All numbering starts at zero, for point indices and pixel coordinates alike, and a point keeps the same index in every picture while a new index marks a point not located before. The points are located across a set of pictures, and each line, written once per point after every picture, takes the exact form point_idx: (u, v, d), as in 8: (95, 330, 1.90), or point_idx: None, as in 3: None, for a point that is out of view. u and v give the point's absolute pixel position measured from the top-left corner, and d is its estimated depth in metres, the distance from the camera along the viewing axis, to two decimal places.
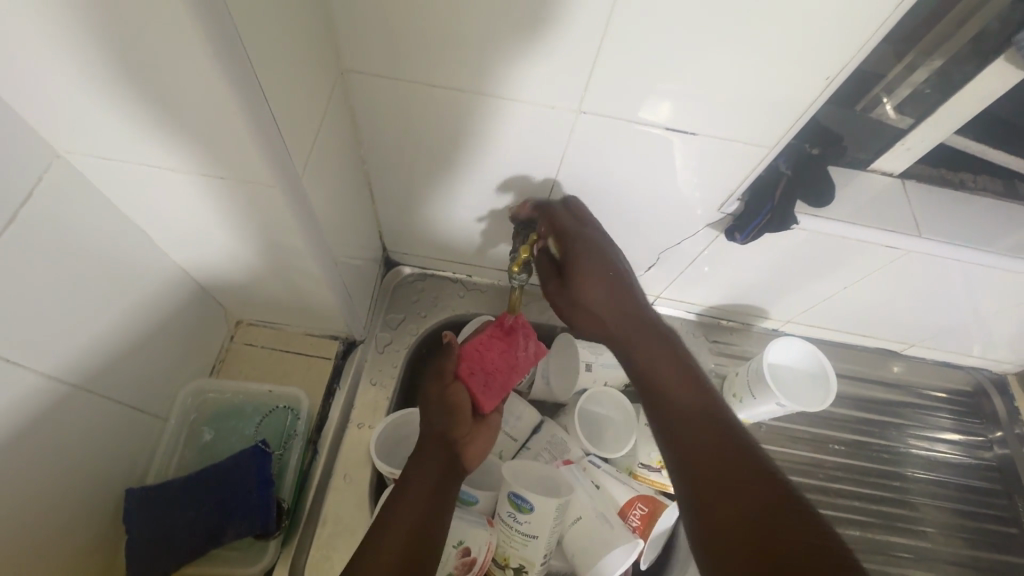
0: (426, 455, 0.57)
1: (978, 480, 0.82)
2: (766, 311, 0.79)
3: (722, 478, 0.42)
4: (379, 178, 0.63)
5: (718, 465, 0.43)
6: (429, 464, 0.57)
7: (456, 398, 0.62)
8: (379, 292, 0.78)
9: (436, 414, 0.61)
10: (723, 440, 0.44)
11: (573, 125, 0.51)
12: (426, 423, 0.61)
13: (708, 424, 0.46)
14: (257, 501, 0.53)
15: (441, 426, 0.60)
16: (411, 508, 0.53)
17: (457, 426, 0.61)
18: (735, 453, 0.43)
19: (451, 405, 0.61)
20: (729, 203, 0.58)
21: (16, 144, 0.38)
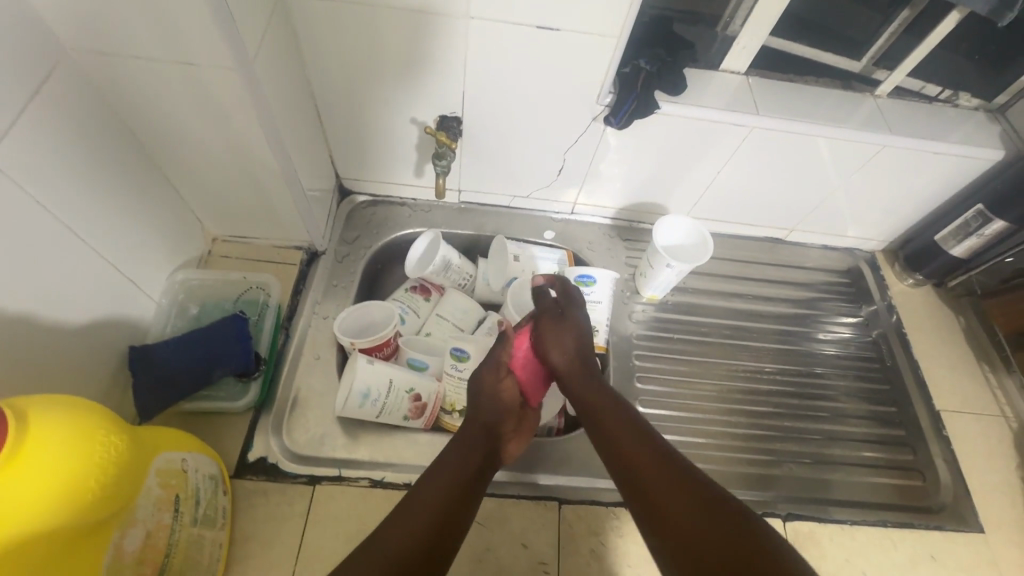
0: (465, 439, 0.63)
1: (875, 345, 0.94)
2: (665, 208, 0.95)
3: (666, 493, 0.53)
4: (326, 103, 0.77)
5: (655, 478, 0.55)
6: (467, 449, 0.62)
7: (505, 392, 0.69)
8: (336, 215, 0.91)
9: (485, 402, 0.67)
10: (654, 465, 0.56)
11: (468, 31, 0.66)
12: (476, 413, 0.66)
13: (632, 452, 0.59)
14: (237, 350, 0.65)
15: (490, 418, 0.66)
16: (446, 480, 0.58)
17: (500, 424, 0.67)
18: (667, 471, 0.55)
19: (504, 403, 0.68)
20: (603, 95, 0.73)
21: (35, 35, 0.49)
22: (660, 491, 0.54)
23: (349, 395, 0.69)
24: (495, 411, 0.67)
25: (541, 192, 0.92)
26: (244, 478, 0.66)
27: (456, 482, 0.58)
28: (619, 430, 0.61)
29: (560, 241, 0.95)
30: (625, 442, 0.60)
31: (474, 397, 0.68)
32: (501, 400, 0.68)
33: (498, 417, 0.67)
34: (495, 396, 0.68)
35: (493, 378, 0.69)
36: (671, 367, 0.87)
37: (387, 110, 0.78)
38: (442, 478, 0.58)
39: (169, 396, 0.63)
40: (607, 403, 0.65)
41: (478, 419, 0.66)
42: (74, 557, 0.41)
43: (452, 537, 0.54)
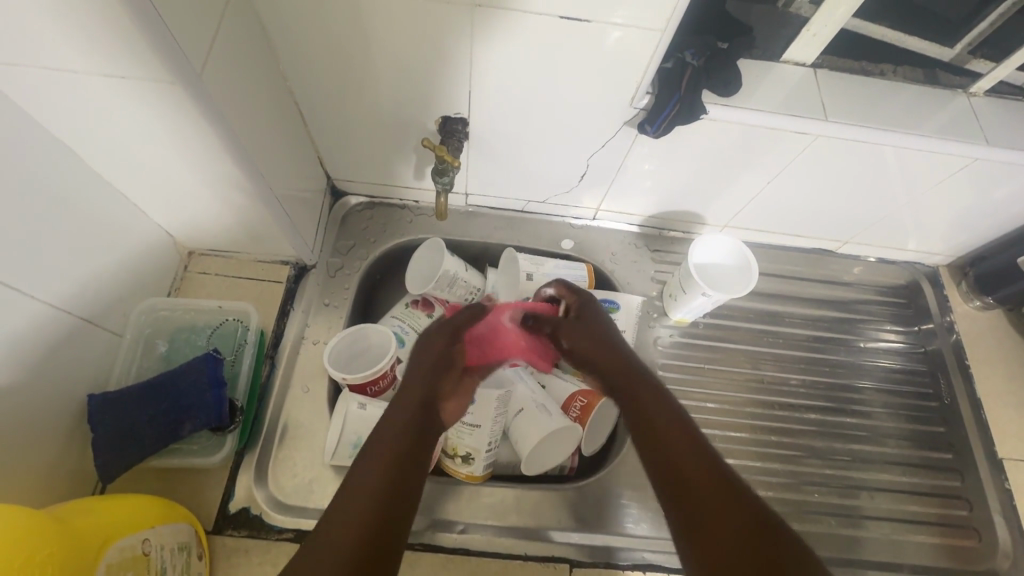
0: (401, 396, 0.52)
1: (926, 377, 0.84)
2: (701, 216, 0.83)
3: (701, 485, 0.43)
4: (306, 99, 0.66)
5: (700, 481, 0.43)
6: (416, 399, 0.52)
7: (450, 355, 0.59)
8: (328, 220, 0.81)
9: (427, 364, 0.57)
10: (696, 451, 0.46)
11: (471, 20, 0.53)
12: (419, 374, 0.55)
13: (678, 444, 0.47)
14: (210, 399, 0.58)
15: (434, 377, 0.56)
16: (395, 433, 0.48)
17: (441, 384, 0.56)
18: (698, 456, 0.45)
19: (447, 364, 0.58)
20: (639, 97, 0.61)
21: None
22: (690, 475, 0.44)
23: (339, 443, 0.62)
24: (432, 371, 0.56)
25: (559, 197, 0.81)
26: (224, 533, 0.61)
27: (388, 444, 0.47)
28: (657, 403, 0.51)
29: (579, 252, 0.84)
30: (669, 420, 0.49)
31: (414, 356, 0.58)
32: (445, 354, 0.58)
33: (436, 377, 0.56)
34: (440, 355, 0.58)
35: (441, 345, 0.59)
36: (698, 402, 0.78)
37: (376, 108, 0.66)
38: (387, 438, 0.48)
39: (134, 450, 0.56)
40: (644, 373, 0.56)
41: (428, 372, 0.56)
42: None
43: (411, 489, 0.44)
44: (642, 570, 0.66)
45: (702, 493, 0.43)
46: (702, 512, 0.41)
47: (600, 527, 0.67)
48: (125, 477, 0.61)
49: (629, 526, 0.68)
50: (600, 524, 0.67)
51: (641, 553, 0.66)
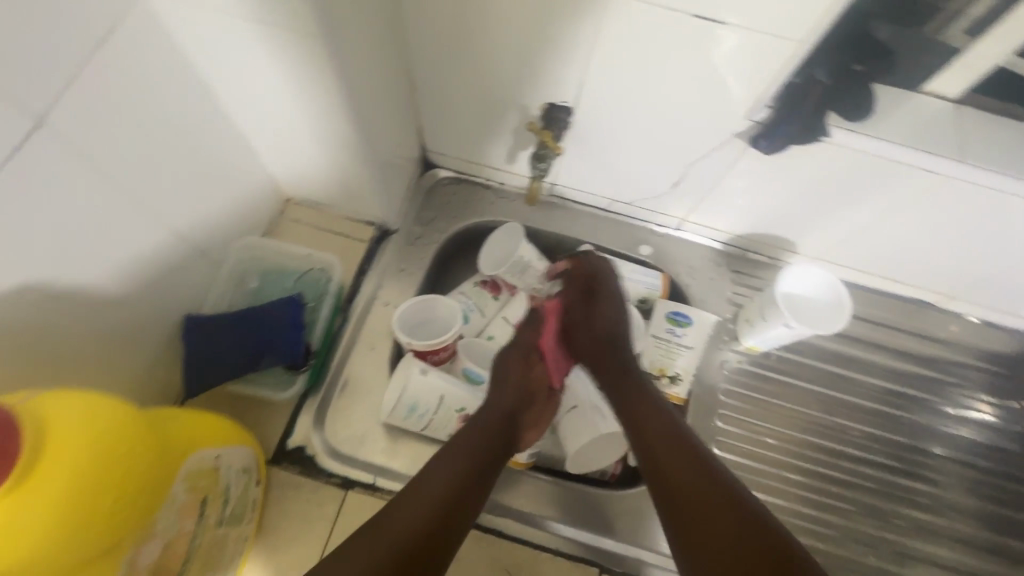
0: (486, 419, 0.60)
1: (1017, 458, 0.76)
2: (792, 243, 0.78)
3: (702, 503, 0.49)
4: (419, 69, 0.67)
5: (703, 494, 0.49)
6: (478, 438, 0.58)
7: (532, 379, 0.66)
8: (415, 189, 0.83)
9: (507, 392, 0.63)
10: (700, 482, 0.50)
11: (603, 10, 0.53)
12: (498, 398, 0.62)
13: (682, 465, 0.52)
14: (288, 340, 0.61)
15: (514, 404, 0.62)
16: (455, 458, 0.55)
17: (523, 409, 0.63)
18: (701, 471, 0.51)
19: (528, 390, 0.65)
20: (756, 111, 0.58)
21: None
22: (691, 492, 0.50)
23: (397, 403, 0.64)
24: (516, 397, 0.63)
25: (646, 201, 0.79)
26: (279, 466, 0.64)
27: (454, 475, 0.53)
28: (663, 423, 0.57)
29: (656, 260, 0.82)
30: (673, 436, 0.55)
31: (497, 382, 0.65)
32: (524, 384, 0.65)
33: (517, 404, 0.63)
34: (522, 381, 0.65)
35: (520, 367, 0.67)
36: (757, 435, 0.75)
37: (484, 86, 0.67)
38: (450, 462, 0.54)
39: (217, 372, 0.60)
40: (642, 381, 0.63)
41: (509, 395, 0.63)
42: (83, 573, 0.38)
43: (461, 519, 0.51)
44: None
45: (711, 521, 0.47)
46: (702, 521, 0.48)
47: (634, 539, 0.66)
48: (203, 397, 0.67)
49: (665, 545, 0.66)
50: (635, 537, 0.66)
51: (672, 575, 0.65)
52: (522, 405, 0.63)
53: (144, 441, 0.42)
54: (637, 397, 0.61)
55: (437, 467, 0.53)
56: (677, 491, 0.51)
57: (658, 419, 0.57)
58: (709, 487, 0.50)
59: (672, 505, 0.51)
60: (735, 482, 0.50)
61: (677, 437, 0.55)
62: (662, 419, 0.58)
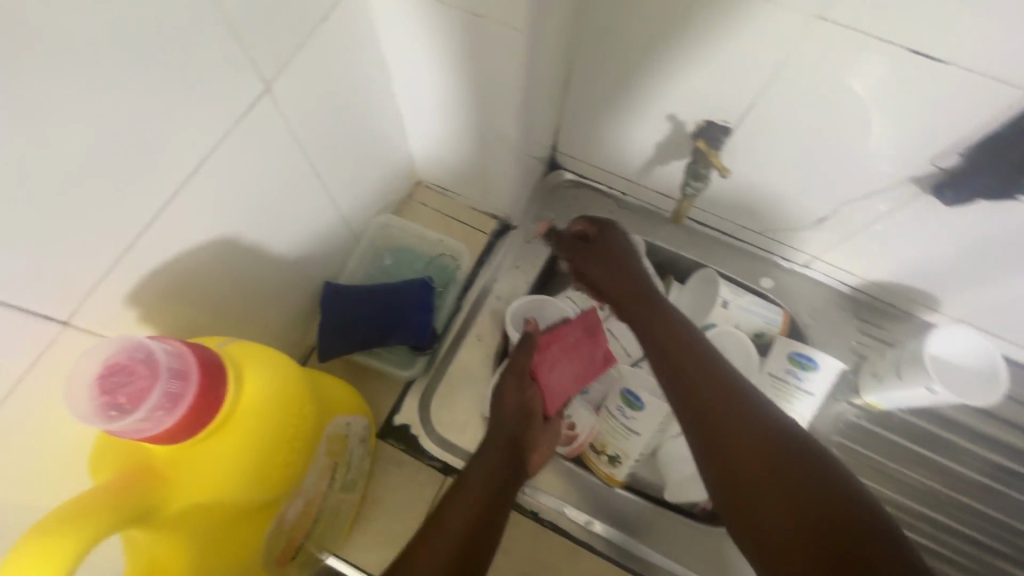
0: (493, 440, 0.61)
1: None
2: (936, 300, 0.72)
3: (759, 488, 0.43)
4: (579, 73, 0.66)
5: (764, 477, 0.43)
6: (493, 461, 0.59)
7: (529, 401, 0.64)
8: (538, 188, 0.83)
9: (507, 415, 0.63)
10: (762, 460, 0.44)
11: (801, 36, 0.50)
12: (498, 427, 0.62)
13: (740, 437, 0.46)
14: (418, 320, 0.63)
15: (514, 428, 0.62)
16: (474, 484, 0.56)
17: (525, 431, 0.63)
18: (763, 449, 0.45)
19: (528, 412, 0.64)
20: (944, 157, 0.54)
21: None
22: (748, 470, 0.44)
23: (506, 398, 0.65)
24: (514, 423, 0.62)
25: (780, 233, 0.75)
26: (386, 441, 0.66)
27: (475, 501, 0.54)
28: (710, 383, 0.50)
29: (777, 294, 0.79)
30: (720, 398, 0.49)
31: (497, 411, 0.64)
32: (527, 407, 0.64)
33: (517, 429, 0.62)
34: (519, 406, 0.63)
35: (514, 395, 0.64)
36: (863, 495, 0.71)
37: (641, 98, 0.65)
38: (472, 484, 0.56)
39: (347, 341, 0.62)
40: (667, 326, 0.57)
41: (506, 421, 0.62)
42: (236, 523, 0.40)
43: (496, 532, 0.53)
44: None
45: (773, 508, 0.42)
46: (762, 507, 0.43)
47: None
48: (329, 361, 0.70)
49: None
50: None
51: None
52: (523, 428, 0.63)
53: (291, 402, 0.42)
54: (683, 353, 0.54)
55: (455, 499, 0.54)
56: (729, 468, 0.45)
57: (701, 377, 0.51)
58: (775, 466, 0.44)
59: (724, 481, 0.46)
60: (808, 459, 0.44)
61: (728, 400, 0.48)
62: (696, 376, 0.51)
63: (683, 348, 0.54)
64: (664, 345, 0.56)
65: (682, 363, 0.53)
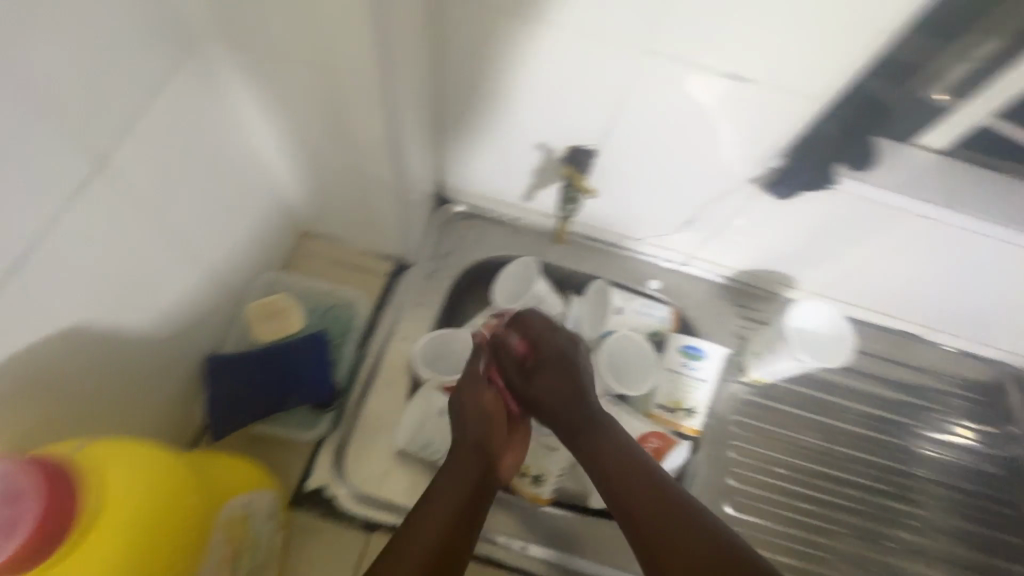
0: (458, 455, 0.60)
1: (995, 480, 0.82)
2: (793, 279, 0.82)
3: (676, 557, 0.51)
4: (450, 111, 0.68)
5: (689, 550, 0.51)
6: (463, 477, 0.59)
7: (487, 404, 0.64)
8: (430, 224, 0.84)
9: (470, 421, 0.62)
10: (691, 538, 0.52)
11: (630, 65, 0.57)
12: (460, 433, 0.62)
13: (663, 520, 0.54)
14: (315, 379, 0.61)
15: (478, 432, 0.62)
16: (435, 511, 0.56)
17: (490, 436, 0.63)
18: (676, 522, 0.53)
19: (489, 414, 0.64)
20: (771, 159, 0.63)
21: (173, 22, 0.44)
22: (677, 544, 0.52)
23: (411, 436, 0.65)
24: (479, 428, 0.62)
25: (657, 239, 0.82)
26: (301, 508, 0.63)
27: (440, 524, 0.56)
28: (613, 459, 0.59)
29: (664, 294, 0.85)
30: (625, 471, 0.58)
31: (455, 415, 0.63)
32: (489, 411, 0.64)
33: (483, 434, 0.62)
34: (478, 410, 0.63)
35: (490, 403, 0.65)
36: (753, 463, 0.79)
37: (511, 131, 0.69)
38: (437, 507, 0.57)
39: (244, 417, 0.59)
40: (592, 413, 0.63)
41: (465, 430, 0.62)
42: None
43: (458, 558, 0.56)
44: None
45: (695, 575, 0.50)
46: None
47: None
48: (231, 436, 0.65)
49: None
50: None
51: None
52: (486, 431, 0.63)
53: (157, 501, 0.43)
54: (570, 426, 0.63)
55: (422, 526, 0.55)
56: (654, 541, 0.53)
57: (604, 455, 0.60)
58: (695, 545, 0.51)
59: (651, 555, 0.53)
60: (718, 533, 0.51)
61: (652, 485, 0.57)
62: (607, 454, 0.60)
63: (585, 431, 0.62)
64: (563, 422, 0.63)
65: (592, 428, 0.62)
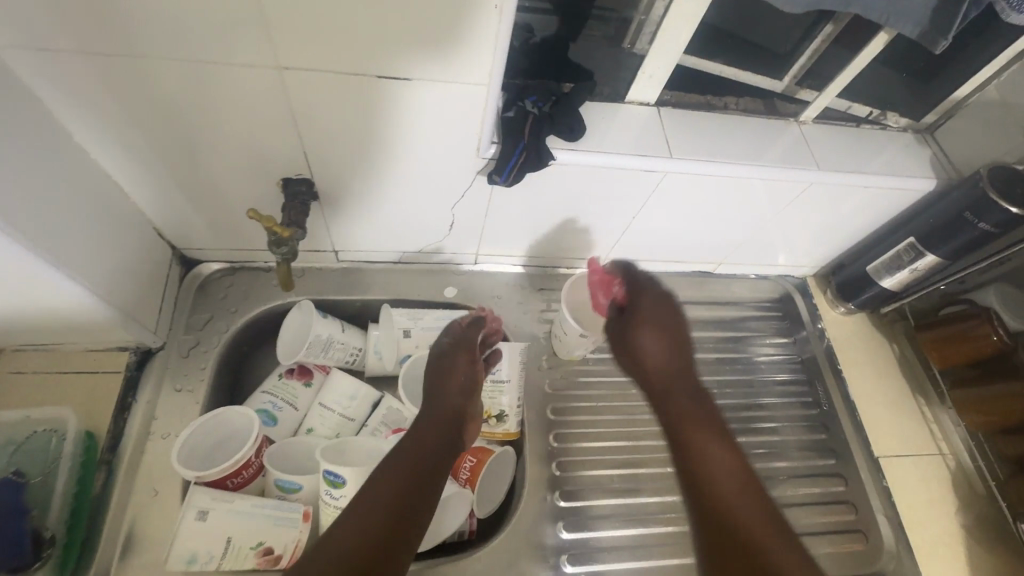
0: (426, 421, 0.60)
1: (813, 384, 0.86)
2: (580, 251, 0.82)
3: (736, 505, 0.52)
4: (123, 170, 0.59)
5: (734, 500, 0.52)
6: (418, 449, 0.57)
7: (461, 379, 0.64)
8: (180, 294, 0.73)
9: (449, 389, 0.63)
10: (736, 481, 0.53)
11: (286, 85, 0.52)
12: (445, 397, 0.62)
13: (739, 475, 0.54)
14: (12, 533, 0.51)
15: (455, 402, 0.62)
16: (395, 475, 0.53)
17: (465, 415, 0.62)
18: (733, 464, 0.55)
19: (463, 384, 0.64)
20: (484, 147, 0.60)
21: None
22: (729, 491, 0.53)
23: (172, 553, 0.55)
24: (452, 395, 0.62)
25: (435, 246, 0.78)
26: None
27: (395, 477, 0.53)
28: (697, 411, 0.59)
29: (464, 299, 0.81)
30: (702, 420, 0.58)
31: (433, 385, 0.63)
32: (465, 382, 0.64)
33: (456, 405, 0.62)
34: (464, 385, 0.64)
35: (465, 367, 0.65)
36: (600, 441, 0.76)
37: (211, 175, 0.61)
38: (391, 474, 0.53)
39: None
40: (693, 387, 0.61)
41: (448, 402, 0.62)
42: None
43: (406, 537, 0.50)
44: None
45: (719, 512, 0.52)
46: (725, 518, 0.51)
47: None
48: None
49: None
50: None
51: None
52: (459, 402, 0.62)
53: None
54: (682, 395, 0.60)
55: (376, 486, 0.52)
56: (711, 489, 0.53)
57: (682, 407, 0.59)
58: (744, 495, 0.53)
59: (702, 495, 0.53)
60: (757, 479, 0.54)
61: (717, 435, 0.57)
62: (687, 407, 0.59)
63: (693, 394, 0.61)
64: (696, 398, 0.60)
65: (670, 388, 0.62)
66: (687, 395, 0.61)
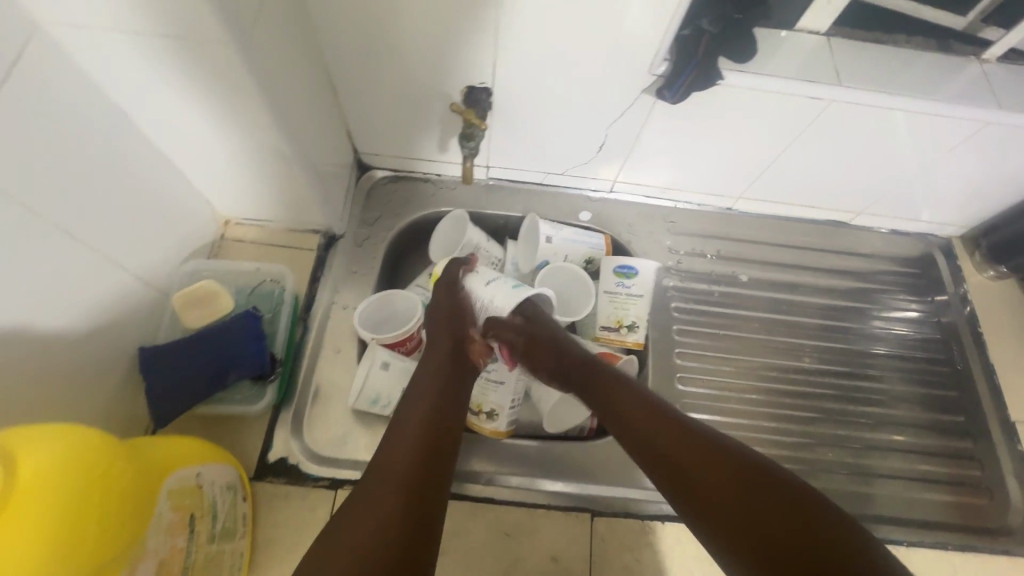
0: (429, 359, 0.64)
1: (941, 345, 0.84)
2: (716, 187, 0.84)
3: (714, 481, 0.48)
4: (337, 72, 0.69)
5: (704, 473, 0.49)
6: (430, 394, 0.60)
7: (456, 306, 0.68)
8: (354, 193, 0.85)
9: (443, 322, 0.67)
10: (711, 456, 0.50)
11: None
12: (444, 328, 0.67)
13: (701, 454, 0.51)
14: (252, 351, 0.64)
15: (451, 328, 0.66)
16: (403, 432, 0.55)
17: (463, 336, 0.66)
18: (694, 443, 0.52)
19: (459, 310, 0.68)
20: (657, 65, 0.64)
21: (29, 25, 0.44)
22: (697, 472, 0.50)
23: (360, 393, 0.67)
24: (449, 321, 0.67)
25: (578, 169, 0.83)
26: (264, 481, 0.64)
27: (405, 432, 0.55)
28: (629, 405, 0.58)
29: (596, 223, 0.86)
30: (645, 412, 0.56)
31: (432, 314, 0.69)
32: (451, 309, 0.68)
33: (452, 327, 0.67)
34: (450, 305, 0.68)
35: (448, 294, 0.69)
36: (716, 367, 0.81)
37: (406, 82, 0.70)
38: (406, 427, 0.55)
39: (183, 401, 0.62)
40: (615, 377, 0.62)
41: (444, 330, 0.66)
42: None
43: (433, 485, 0.51)
44: (661, 520, 0.68)
45: (695, 486, 0.49)
46: (699, 493, 0.48)
47: (618, 479, 0.70)
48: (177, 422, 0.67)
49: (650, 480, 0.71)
50: (618, 478, 0.70)
51: (663, 504, 0.69)
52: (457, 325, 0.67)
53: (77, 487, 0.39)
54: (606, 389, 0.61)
55: (393, 441, 0.54)
56: (685, 470, 0.50)
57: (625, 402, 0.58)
58: (723, 465, 0.49)
59: (678, 482, 0.50)
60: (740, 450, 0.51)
61: (645, 417, 0.56)
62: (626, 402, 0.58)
63: (608, 380, 0.62)
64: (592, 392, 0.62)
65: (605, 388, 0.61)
66: (619, 393, 0.60)
